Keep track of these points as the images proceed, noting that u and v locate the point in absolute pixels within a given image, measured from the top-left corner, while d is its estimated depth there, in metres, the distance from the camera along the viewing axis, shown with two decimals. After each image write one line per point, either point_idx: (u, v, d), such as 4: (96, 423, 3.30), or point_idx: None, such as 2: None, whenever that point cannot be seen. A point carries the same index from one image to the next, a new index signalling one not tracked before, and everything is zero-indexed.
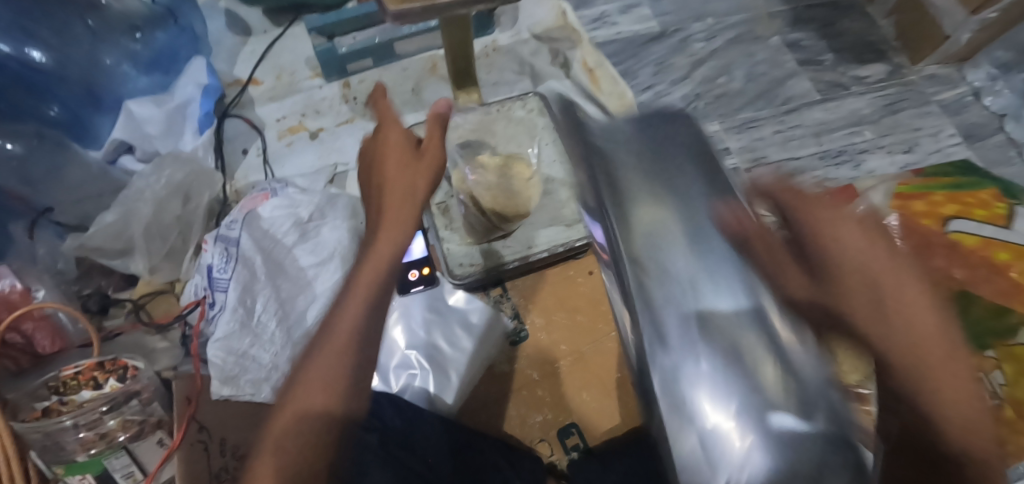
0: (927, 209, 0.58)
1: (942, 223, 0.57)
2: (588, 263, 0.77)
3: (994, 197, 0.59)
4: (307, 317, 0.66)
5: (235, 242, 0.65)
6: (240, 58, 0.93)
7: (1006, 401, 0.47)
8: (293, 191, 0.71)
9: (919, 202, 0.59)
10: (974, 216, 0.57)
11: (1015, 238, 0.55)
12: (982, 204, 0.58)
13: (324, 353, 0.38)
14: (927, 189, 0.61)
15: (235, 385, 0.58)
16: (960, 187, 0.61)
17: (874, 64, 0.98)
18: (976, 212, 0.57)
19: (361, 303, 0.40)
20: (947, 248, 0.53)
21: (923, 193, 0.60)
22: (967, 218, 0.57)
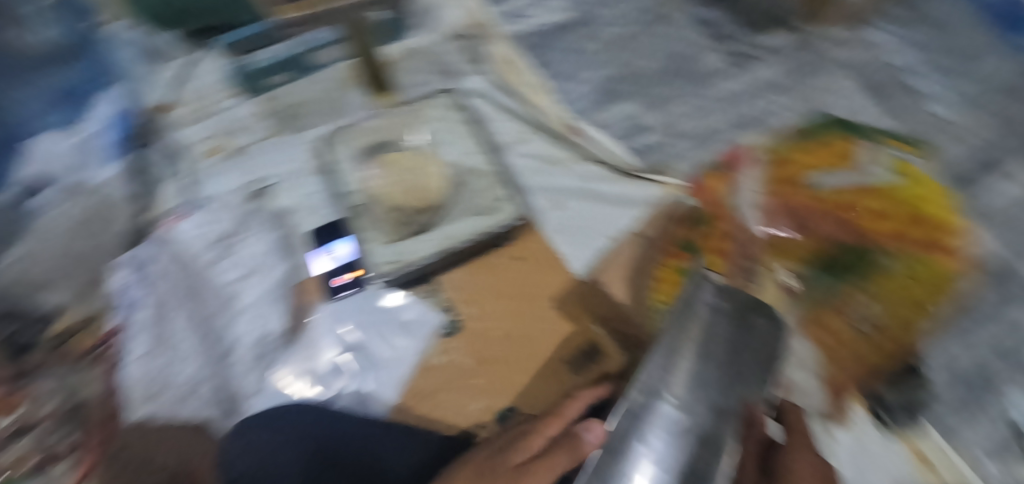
0: (791, 168, 0.81)
1: (816, 179, 0.79)
2: (515, 249, 0.79)
3: (847, 144, 0.83)
4: (233, 333, 0.71)
5: (150, 262, 0.72)
6: (152, 84, 0.90)
7: (880, 330, 0.67)
8: (208, 211, 0.77)
9: (784, 165, 0.82)
10: (834, 167, 0.80)
11: (876, 177, 0.78)
12: (833, 156, 0.82)
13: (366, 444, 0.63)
14: (788, 153, 0.83)
15: (159, 401, 0.66)
16: (817, 135, 0.86)
17: (781, 33, 1.00)
18: (829, 161, 0.81)
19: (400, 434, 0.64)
20: (796, 209, 0.77)
21: (782, 158, 0.82)
22: (824, 169, 0.80)
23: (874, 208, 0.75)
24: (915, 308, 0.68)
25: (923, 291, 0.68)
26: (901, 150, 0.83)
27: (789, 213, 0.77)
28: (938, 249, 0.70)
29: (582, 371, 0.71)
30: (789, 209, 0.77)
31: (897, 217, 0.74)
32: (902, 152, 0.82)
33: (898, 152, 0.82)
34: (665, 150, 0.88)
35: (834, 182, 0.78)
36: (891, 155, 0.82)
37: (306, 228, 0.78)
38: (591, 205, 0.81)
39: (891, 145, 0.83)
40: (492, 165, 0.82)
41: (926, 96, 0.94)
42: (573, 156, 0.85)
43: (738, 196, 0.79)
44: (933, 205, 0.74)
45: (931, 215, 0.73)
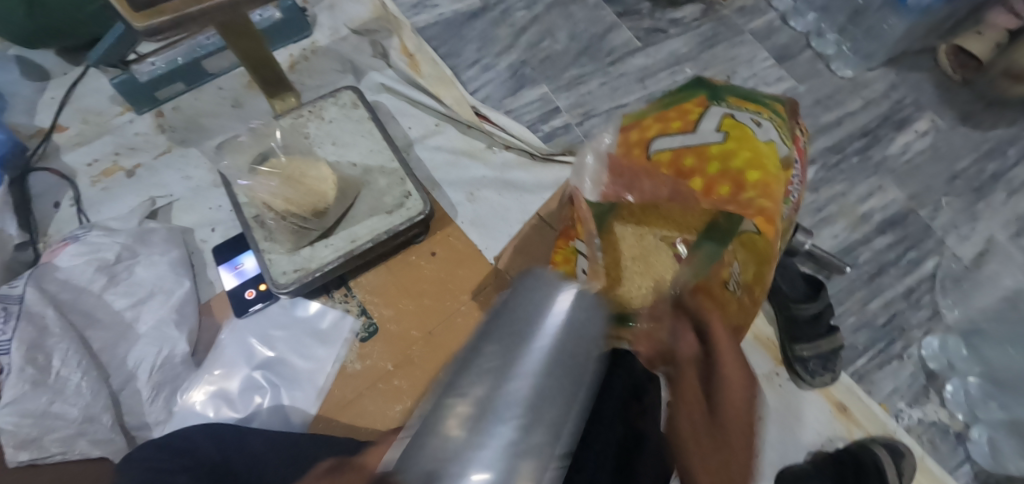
0: (639, 136, 0.58)
1: (648, 147, 0.57)
2: (429, 246, 0.77)
3: (699, 103, 0.58)
4: (128, 362, 0.64)
5: (18, 299, 0.57)
6: (40, 107, 0.87)
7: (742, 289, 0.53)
8: (96, 235, 0.68)
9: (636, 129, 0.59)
10: (672, 130, 0.57)
11: (699, 138, 0.56)
12: (682, 116, 0.58)
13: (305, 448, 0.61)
14: (639, 121, 0.59)
15: (36, 448, 0.53)
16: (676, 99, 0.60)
17: (687, 6, 1.03)
18: (672, 127, 0.57)
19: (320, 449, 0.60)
20: (649, 173, 0.55)
21: (635, 123, 0.59)
22: (667, 134, 0.57)
23: (681, 170, 0.56)
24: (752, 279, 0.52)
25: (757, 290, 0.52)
26: (753, 115, 0.57)
27: (621, 172, 0.55)
28: (756, 208, 0.51)
29: None
30: (623, 168, 0.55)
31: (719, 188, 0.53)
32: (744, 112, 0.57)
33: (730, 110, 0.57)
34: (577, 130, 0.88)
35: (667, 147, 0.57)
36: (719, 117, 0.57)
37: (213, 243, 0.77)
38: (502, 194, 0.81)
39: (728, 106, 0.58)
40: (396, 157, 0.74)
41: (828, 59, 0.97)
42: (484, 145, 0.84)
43: (586, 177, 0.56)
44: (754, 170, 0.53)
45: (754, 180, 0.53)
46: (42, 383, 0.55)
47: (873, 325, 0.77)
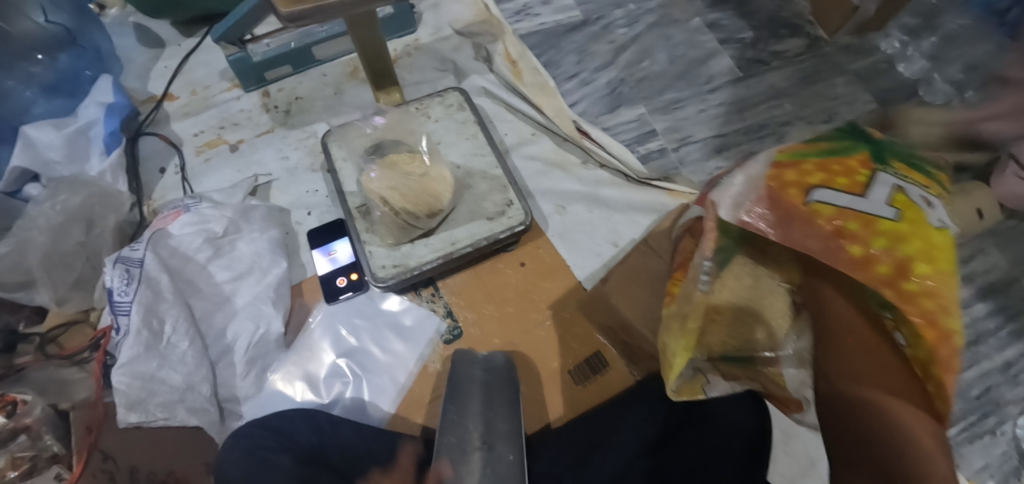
0: (797, 177, 0.42)
1: (804, 193, 0.41)
2: (519, 255, 0.77)
3: (861, 162, 0.42)
4: (227, 335, 0.65)
5: (137, 263, 0.60)
6: (153, 74, 0.89)
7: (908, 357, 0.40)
8: (206, 206, 0.69)
9: (795, 169, 0.42)
10: (837, 185, 0.40)
11: (871, 207, 0.39)
12: (849, 170, 0.42)
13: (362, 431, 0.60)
14: (801, 156, 0.43)
15: (144, 411, 0.55)
16: (834, 146, 0.44)
17: (791, 40, 0.99)
18: (837, 181, 0.41)
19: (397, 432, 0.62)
20: (800, 218, 0.40)
21: (796, 161, 0.43)
22: (830, 187, 0.40)
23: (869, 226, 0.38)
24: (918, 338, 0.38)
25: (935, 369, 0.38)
26: (925, 190, 0.41)
27: (780, 207, 0.41)
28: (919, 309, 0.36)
29: (585, 383, 0.70)
30: (781, 204, 0.41)
31: (878, 267, 0.37)
32: (915, 186, 0.41)
33: (901, 181, 0.41)
34: (672, 155, 0.87)
35: (826, 203, 0.40)
36: (890, 186, 0.40)
37: (307, 226, 0.78)
38: (591, 210, 0.80)
39: (898, 173, 0.41)
40: (498, 163, 0.74)
41: (935, 109, 0.92)
42: (579, 160, 0.83)
43: (727, 195, 0.43)
44: (922, 265, 0.37)
45: (923, 275, 0.37)
46: (153, 348, 0.57)
47: (965, 396, 0.71)
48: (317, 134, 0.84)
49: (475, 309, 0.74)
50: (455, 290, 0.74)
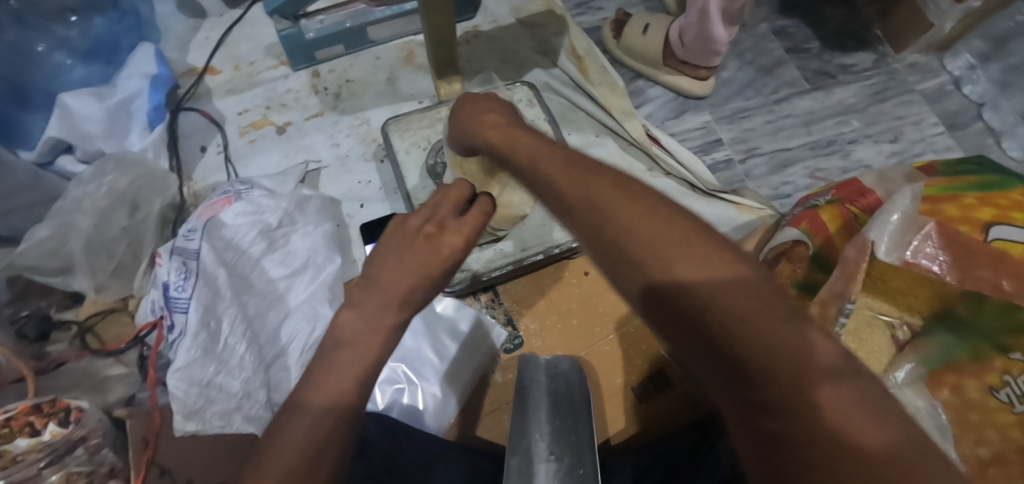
0: (962, 213, 0.45)
1: (981, 230, 0.44)
2: (582, 264, 0.73)
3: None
4: (281, 336, 0.61)
5: (194, 255, 0.57)
6: (193, 45, 0.83)
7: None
8: (259, 194, 0.64)
9: (955, 209, 0.46)
10: (1014, 220, 0.43)
11: None
12: (1019, 205, 0.44)
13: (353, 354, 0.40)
14: (957, 190, 0.47)
15: (200, 420, 0.51)
16: (990, 178, 0.47)
17: (857, 53, 0.96)
18: (1014, 216, 0.44)
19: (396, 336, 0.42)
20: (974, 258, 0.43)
21: (953, 195, 0.47)
22: (1009, 223, 0.43)
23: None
24: None
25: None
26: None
27: (956, 245, 0.43)
28: None
29: (648, 401, 0.67)
30: (957, 240, 0.43)
31: None
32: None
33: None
34: (738, 168, 0.84)
35: (1011, 240, 0.43)
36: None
37: (359, 220, 0.74)
38: None
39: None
40: None
41: (999, 135, 0.91)
42: (646, 167, 0.78)
43: (883, 237, 0.46)
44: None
45: None
46: (210, 351, 0.53)
47: None
48: (370, 122, 0.80)
49: (537, 320, 0.70)
50: (515, 294, 0.72)
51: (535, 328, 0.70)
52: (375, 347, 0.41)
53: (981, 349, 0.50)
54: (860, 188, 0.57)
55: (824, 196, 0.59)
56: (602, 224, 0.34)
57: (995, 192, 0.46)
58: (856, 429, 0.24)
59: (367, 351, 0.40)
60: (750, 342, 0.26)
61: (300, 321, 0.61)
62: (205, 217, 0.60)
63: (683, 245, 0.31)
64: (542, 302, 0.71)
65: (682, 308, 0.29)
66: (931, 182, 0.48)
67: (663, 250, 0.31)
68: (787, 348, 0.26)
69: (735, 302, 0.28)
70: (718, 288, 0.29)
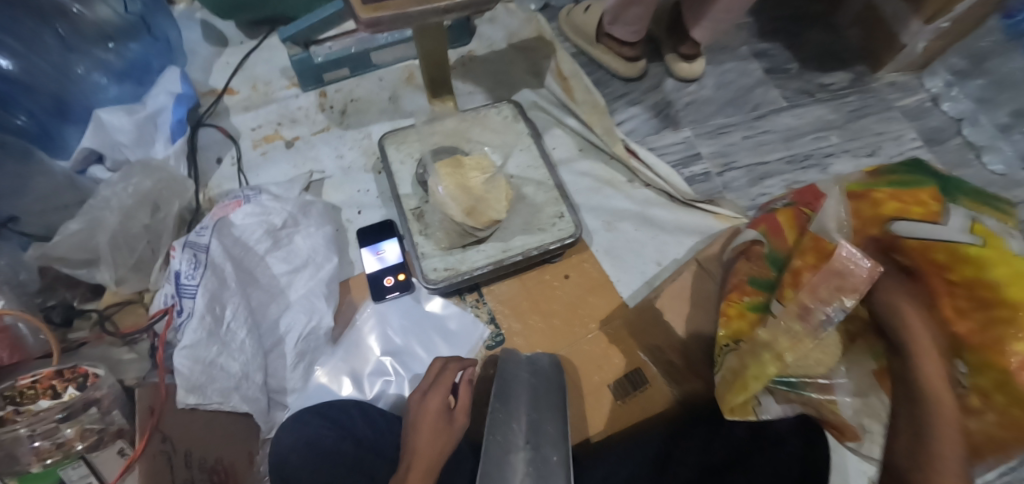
0: (870, 209, 0.49)
1: (881, 224, 0.48)
2: (564, 267, 0.78)
3: (934, 194, 0.48)
4: (280, 326, 0.67)
5: (204, 248, 0.63)
6: (215, 69, 0.92)
7: (969, 390, 0.44)
8: (266, 199, 0.71)
9: (865, 205, 0.50)
10: (912, 214, 0.47)
11: (949, 235, 0.44)
12: (922, 201, 0.48)
13: None
14: (871, 186, 0.51)
15: (201, 394, 0.57)
16: (905, 178, 0.50)
17: (837, 72, 1.01)
18: (913, 211, 0.47)
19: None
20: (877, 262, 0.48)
21: (865, 192, 0.51)
22: (906, 218, 0.47)
23: (931, 263, 0.45)
24: (983, 368, 0.42)
25: (999, 399, 0.42)
26: (999, 221, 0.46)
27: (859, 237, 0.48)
28: None
29: (625, 399, 0.70)
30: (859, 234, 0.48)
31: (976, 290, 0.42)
32: (990, 218, 0.46)
33: (975, 214, 0.46)
34: (717, 180, 0.88)
35: (905, 235, 0.46)
36: (966, 217, 0.45)
37: (357, 225, 0.80)
38: (639, 229, 0.82)
39: (969, 206, 0.47)
40: (552, 176, 0.76)
41: (979, 149, 0.94)
42: (626, 178, 0.85)
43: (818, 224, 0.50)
44: (1018, 290, 0.41)
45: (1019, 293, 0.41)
46: (215, 333, 0.59)
47: None
48: (371, 137, 0.87)
49: (518, 324, 0.74)
50: (500, 293, 0.76)
51: (517, 326, 0.74)
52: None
53: None
54: (815, 193, 0.59)
55: (782, 201, 0.63)
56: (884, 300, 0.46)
57: (904, 189, 0.49)
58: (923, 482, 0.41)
59: None
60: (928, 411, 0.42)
61: (300, 313, 0.68)
62: (218, 217, 0.66)
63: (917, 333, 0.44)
64: (525, 302, 0.76)
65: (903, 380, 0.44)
66: (851, 182, 0.52)
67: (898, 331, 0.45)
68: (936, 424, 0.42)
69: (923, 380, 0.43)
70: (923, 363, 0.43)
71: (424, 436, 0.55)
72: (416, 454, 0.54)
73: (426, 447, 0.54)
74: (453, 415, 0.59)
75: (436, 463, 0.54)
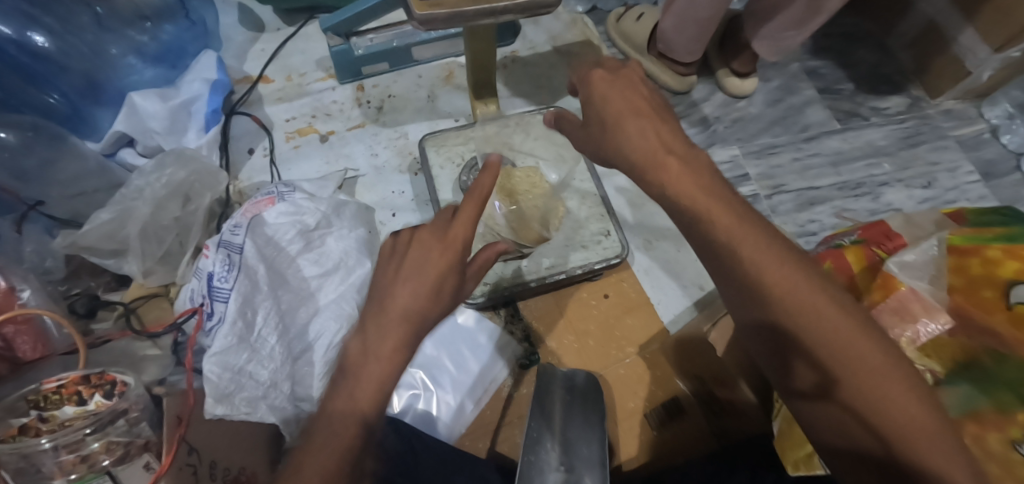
0: (985, 270, 0.48)
1: (1004, 292, 0.46)
2: (603, 286, 0.75)
3: None
4: (309, 332, 0.62)
5: (238, 249, 0.61)
6: (249, 55, 0.89)
7: None
8: (300, 197, 0.67)
9: (979, 264, 0.49)
10: None
11: None
12: None
13: (367, 388, 0.38)
14: (980, 242, 0.49)
15: (229, 404, 0.55)
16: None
17: (892, 96, 0.96)
18: None
19: (395, 357, 0.39)
20: (993, 333, 0.46)
21: (976, 247, 0.49)
22: None
23: None
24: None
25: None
26: None
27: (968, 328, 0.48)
28: None
29: (661, 428, 0.66)
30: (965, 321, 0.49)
31: None
32: None
33: None
34: (765, 203, 0.85)
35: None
36: None
37: (391, 228, 0.77)
38: (680, 249, 0.79)
39: None
40: (597, 189, 0.74)
41: None
42: None
43: (910, 279, 0.51)
44: None
45: None
46: (245, 340, 0.57)
47: None
48: (408, 135, 0.84)
49: (550, 344, 0.71)
50: (536, 308, 0.73)
51: (553, 344, 0.71)
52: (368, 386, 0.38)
53: (1006, 402, 0.44)
54: (886, 231, 0.56)
55: (849, 236, 0.58)
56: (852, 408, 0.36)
57: (1018, 243, 0.47)
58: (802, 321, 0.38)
59: (356, 396, 0.38)
60: (820, 348, 0.37)
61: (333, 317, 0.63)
62: (254, 217, 0.63)
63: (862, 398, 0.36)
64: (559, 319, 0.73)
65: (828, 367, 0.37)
66: (955, 232, 0.51)
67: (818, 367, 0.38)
68: (824, 344, 0.37)
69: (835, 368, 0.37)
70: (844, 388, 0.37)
71: (400, 283, 0.40)
72: (385, 313, 0.40)
73: (402, 300, 0.40)
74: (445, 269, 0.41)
75: (411, 328, 0.40)
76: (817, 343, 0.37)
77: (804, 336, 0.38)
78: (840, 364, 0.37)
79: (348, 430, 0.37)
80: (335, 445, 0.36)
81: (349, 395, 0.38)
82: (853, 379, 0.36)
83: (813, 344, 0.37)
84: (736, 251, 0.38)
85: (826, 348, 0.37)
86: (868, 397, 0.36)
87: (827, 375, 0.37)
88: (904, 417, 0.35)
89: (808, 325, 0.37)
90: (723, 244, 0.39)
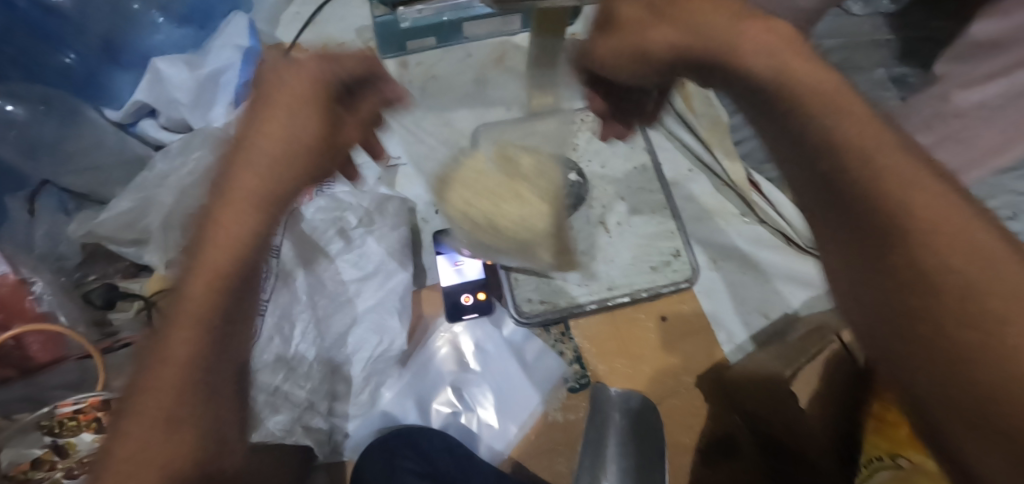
0: None
1: None
2: (660, 307, 0.68)
3: None
4: (347, 343, 0.58)
5: (273, 252, 0.54)
6: (282, 19, 0.80)
7: None
8: (341, 189, 0.61)
9: None
10: None
11: None
12: None
13: (197, 288, 0.37)
14: None
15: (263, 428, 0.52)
16: None
17: None
18: None
19: (224, 272, 0.38)
20: None
21: None
22: None
23: None
24: None
25: None
26: None
27: None
28: None
29: (714, 467, 0.62)
30: None
31: None
32: None
33: None
34: None
35: None
36: None
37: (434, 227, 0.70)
38: (745, 272, 0.71)
39: None
40: (667, 200, 0.72)
41: None
42: (738, 209, 0.74)
43: None
44: None
45: None
46: None
47: None
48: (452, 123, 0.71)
49: (603, 367, 0.66)
50: (588, 328, 0.67)
51: (605, 367, 0.66)
52: (197, 314, 0.37)
53: None
54: None
55: None
56: (920, 279, 0.30)
57: None
58: (880, 178, 0.32)
59: (188, 314, 0.37)
60: (901, 214, 0.31)
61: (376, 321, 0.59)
62: (290, 215, 0.57)
63: (948, 264, 0.30)
64: (613, 340, 0.67)
65: (890, 231, 0.31)
66: None
67: (885, 232, 0.31)
68: (902, 203, 0.31)
69: (913, 233, 0.31)
70: (918, 243, 0.30)
71: (248, 170, 0.39)
72: (233, 194, 0.39)
73: (245, 183, 0.39)
74: (293, 122, 0.40)
75: (239, 229, 0.38)
76: (895, 207, 0.31)
77: (883, 201, 0.31)
78: (898, 217, 0.31)
79: (185, 337, 0.37)
80: (174, 370, 0.37)
81: (185, 305, 0.37)
82: (929, 237, 0.30)
83: (940, 276, 0.30)
84: (802, 103, 0.35)
85: (914, 207, 0.31)
86: (939, 260, 0.30)
87: (906, 243, 0.31)
88: (992, 285, 0.29)
89: (887, 177, 0.32)
90: (786, 90, 0.35)
